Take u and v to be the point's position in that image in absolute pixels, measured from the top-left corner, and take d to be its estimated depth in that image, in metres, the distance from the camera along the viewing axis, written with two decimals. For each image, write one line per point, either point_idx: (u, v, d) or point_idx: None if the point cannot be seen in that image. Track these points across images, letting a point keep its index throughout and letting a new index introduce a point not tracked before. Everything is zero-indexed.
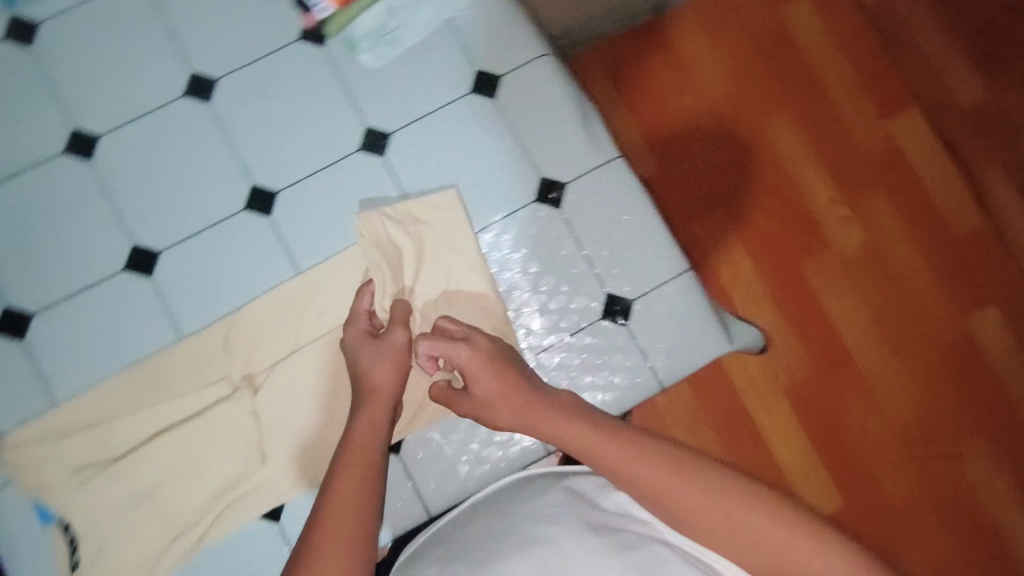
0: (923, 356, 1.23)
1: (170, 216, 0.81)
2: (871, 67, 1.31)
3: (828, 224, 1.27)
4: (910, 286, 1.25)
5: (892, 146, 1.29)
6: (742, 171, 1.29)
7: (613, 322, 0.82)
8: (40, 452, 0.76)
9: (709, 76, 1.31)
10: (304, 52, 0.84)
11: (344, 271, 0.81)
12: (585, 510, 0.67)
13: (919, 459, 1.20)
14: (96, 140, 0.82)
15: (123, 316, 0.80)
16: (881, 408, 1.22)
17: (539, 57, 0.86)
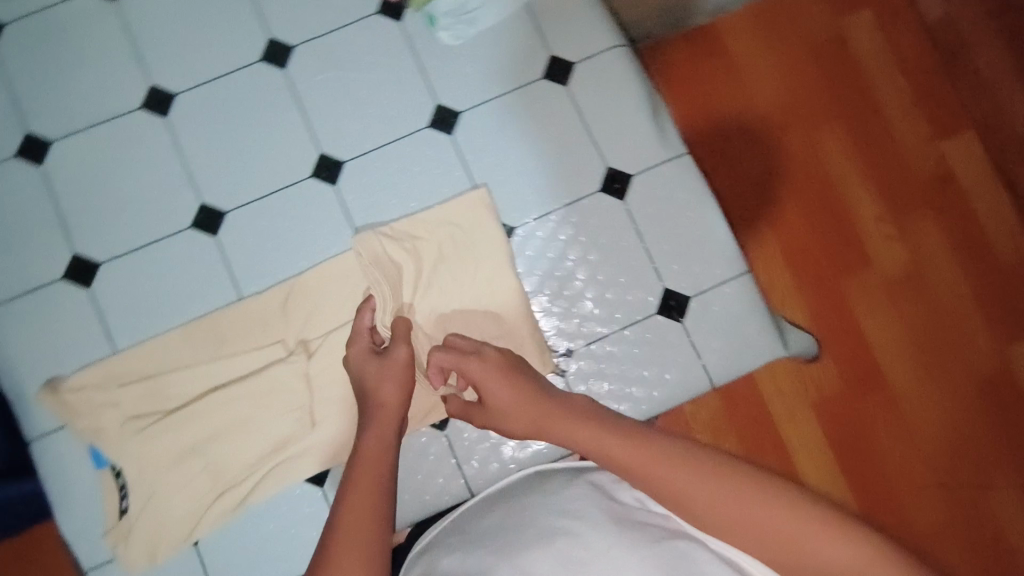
0: (960, 387, 1.14)
1: (237, 178, 0.82)
2: (928, 82, 1.22)
3: (871, 243, 1.17)
4: (951, 311, 1.17)
5: (943, 166, 1.21)
6: (785, 181, 1.20)
7: (668, 317, 0.82)
8: (98, 398, 0.77)
9: (758, 78, 1.21)
10: (382, 26, 0.84)
11: (346, 280, 0.80)
12: (606, 504, 0.63)
13: (950, 496, 1.12)
14: (172, 97, 0.83)
15: (186, 272, 0.80)
16: (914, 441, 1.13)
17: (614, 47, 0.85)
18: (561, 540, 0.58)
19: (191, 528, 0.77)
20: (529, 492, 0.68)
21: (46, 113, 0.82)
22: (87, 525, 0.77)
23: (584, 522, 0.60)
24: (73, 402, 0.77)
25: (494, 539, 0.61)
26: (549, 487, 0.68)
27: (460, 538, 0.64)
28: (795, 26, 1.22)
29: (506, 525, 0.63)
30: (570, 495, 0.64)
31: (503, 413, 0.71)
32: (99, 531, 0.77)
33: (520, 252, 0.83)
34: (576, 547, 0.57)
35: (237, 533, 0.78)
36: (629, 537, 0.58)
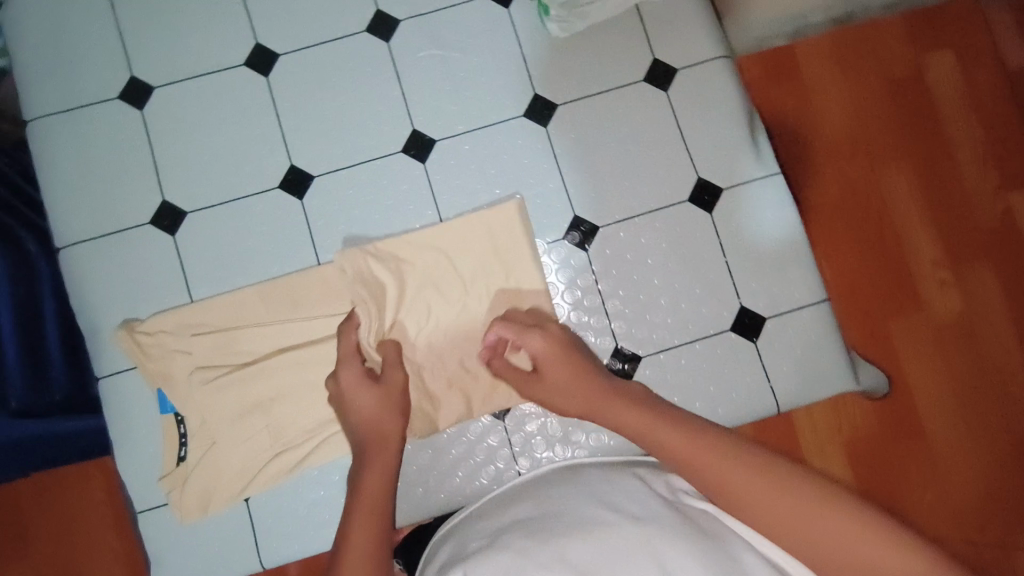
0: (1003, 453, 1.07)
1: (329, 144, 0.82)
2: (1002, 132, 1.15)
3: (927, 289, 1.10)
4: (1002, 373, 1.09)
5: (1010, 219, 1.13)
6: (849, 214, 1.11)
7: (742, 335, 0.81)
8: (172, 344, 0.78)
9: (833, 104, 1.12)
10: (489, 10, 0.85)
11: (327, 293, 0.80)
12: (647, 498, 0.61)
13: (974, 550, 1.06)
14: (275, 57, 0.83)
15: (268, 231, 0.81)
16: (946, 493, 1.06)
17: (718, 57, 0.84)
18: (600, 523, 0.57)
19: (245, 484, 0.78)
20: (565, 480, 0.69)
21: (151, 58, 0.83)
22: (145, 467, 0.78)
23: (625, 511, 0.59)
24: (147, 345, 0.78)
25: (528, 520, 0.62)
26: (585, 477, 0.68)
27: (490, 520, 0.66)
28: (875, 57, 1.13)
29: (541, 508, 0.64)
30: (608, 485, 0.65)
31: (560, 388, 0.72)
32: (156, 475, 0.78)
33: (600, 250, 0.82)
34: (616, 530, 0.55)
35: (287, 495, 0.78)
36: (672, 525, 0.55)
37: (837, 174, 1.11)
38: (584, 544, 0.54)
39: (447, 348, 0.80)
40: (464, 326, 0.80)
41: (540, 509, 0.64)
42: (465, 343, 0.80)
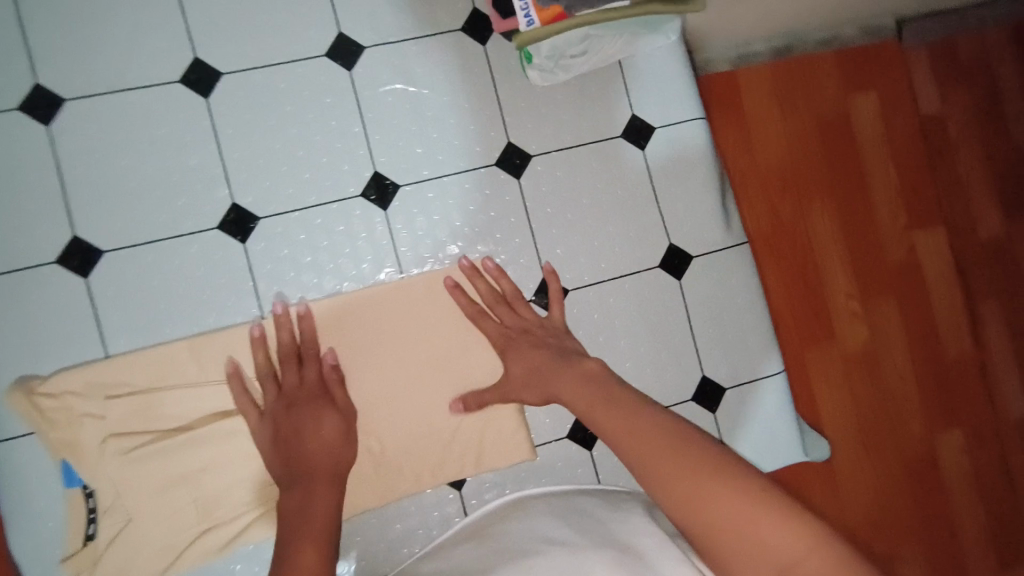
0: (893, 474, 1.16)
1: (277, 182, 0.74)
2: (922, 179, 1.22)
3: (839, 320, 1.14)
4: (897, 401, 1.17)
5: (914, 260, 1.21)
6: (780, 243, 1.13)
7: (702, 406, 0.81)
8: (81, 408, 0.67)
9: (772, 133, 1.13)
10: (463, 48, 0.78)
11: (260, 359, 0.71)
12: (589, 527, 0.60)
13: (901, 563, 1.17)
14: (217, 76, 0.73)
15: (202, 276, 0.71)
16: (844, 509, 1.12)
17: (695, 119, 0.83)
18: (536, 553, 0.56)
19: (167, 563, 0.69)
20: (509, 517, 0.67)
21: (63, 63, 0.70)
22: (45, 545, 0.68)
23: (566, 542, 0.57)
24: (50, 410, 0.67)
25: (472, 560, 0.60)
26: (531, 511, 0.67)
27: (435, 562, 0.64)
28: (808, 95, 1.14)
29: (483, 547, 0.62)
30: (554, 517, 0.64)
31: (528, 373, 0.68)
32: (59, 555, 0.68)
33: (571, 312, 0.79)
34: (553, 558, 0.54)
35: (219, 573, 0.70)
36: (610, 552, 0.54)
37: (774, 203, 1.12)
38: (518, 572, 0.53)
39: (404, 415, 0.74)
40: (422, 388, 0.75)
41: (485, 547, 0.62)
42: (423, 406, 0.75)
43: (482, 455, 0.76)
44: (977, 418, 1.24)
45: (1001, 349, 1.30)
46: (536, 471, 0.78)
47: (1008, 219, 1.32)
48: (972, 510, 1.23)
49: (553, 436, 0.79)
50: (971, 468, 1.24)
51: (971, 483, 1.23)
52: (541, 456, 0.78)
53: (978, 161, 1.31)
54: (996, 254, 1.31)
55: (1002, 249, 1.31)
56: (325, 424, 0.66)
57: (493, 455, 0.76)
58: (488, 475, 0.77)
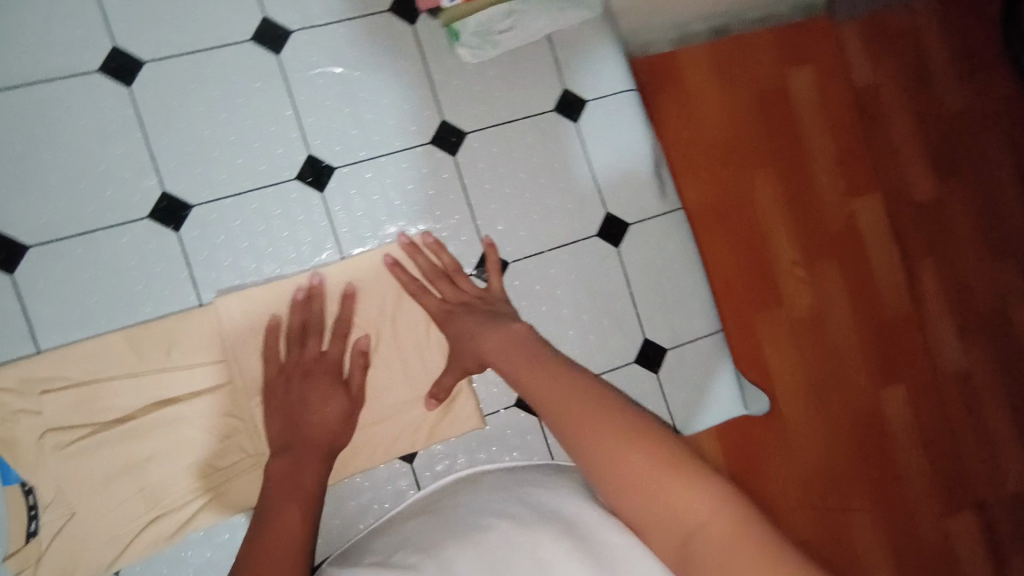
0: (841, 430, 1.22)
1: (209, 168, 0.73)
2: (851, 148, 1.28)
3: (785, 285, 1.18)
4: (842, 359, 1.23)
5: (852, 225, 1.27)
6: (725, 215, 1.17)
7: (644, 367, 0.84)
8: (16, 404, 0.66)
9: (712, 110, 1.17)
10: (393, 28, 0.79)
11: (200, 345, 0.71)
12: (534, 501, 0.62)
13: (851, 512, 1.23)
14: (140, 64, 0.72)
15: (136, 267, 0.71)
16: (796, 464, 1.17)
17: (626, 91, 0.85)
18: (486, 529, 0.57)
19: (115, 554, 0.68)
20: (462, 495, 0.68)
21: None
22: None
23: (511, 513, 0.59)
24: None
25: (423, 537, 0.60)
26: (482, 488, 0.67)
27: (387, 537, 0.65)
28: (746, 68, 1.19)
29: (433, 525, 0.62)
30: (503, 493, 0.64)
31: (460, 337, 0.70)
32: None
33: (512, 283, 0.80)
34: (501, 532, 0.56)
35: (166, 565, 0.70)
36: (553, 523, 0.57)
37: (717, 177, 1.17)
38: (471, 550, 0.55)
39: None
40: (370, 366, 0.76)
41: (436, 523, 0.62)
42: (370, 384, 0.75)
43: (434, 428, 0.77)
44: (919, 372, 1.31)
45: (937, 302, 1.37)
46: (487, 440, 0.80)
47: (939, 180, 1.40)
48: (917, 460, 1.30)
49: (502, 405, 0.81)
50: (915, 420, 1.31)
51: (915, 433, 1.30)
52: (490, 425, 0.80)
53: (909, 125, 1.39)
54: (935, 214, 1.39)
55: (933, 211, 1.39)
56: (327, 399, 0.69)
57: (444, 427, 0.77)
58: (438, 447, 0.79)
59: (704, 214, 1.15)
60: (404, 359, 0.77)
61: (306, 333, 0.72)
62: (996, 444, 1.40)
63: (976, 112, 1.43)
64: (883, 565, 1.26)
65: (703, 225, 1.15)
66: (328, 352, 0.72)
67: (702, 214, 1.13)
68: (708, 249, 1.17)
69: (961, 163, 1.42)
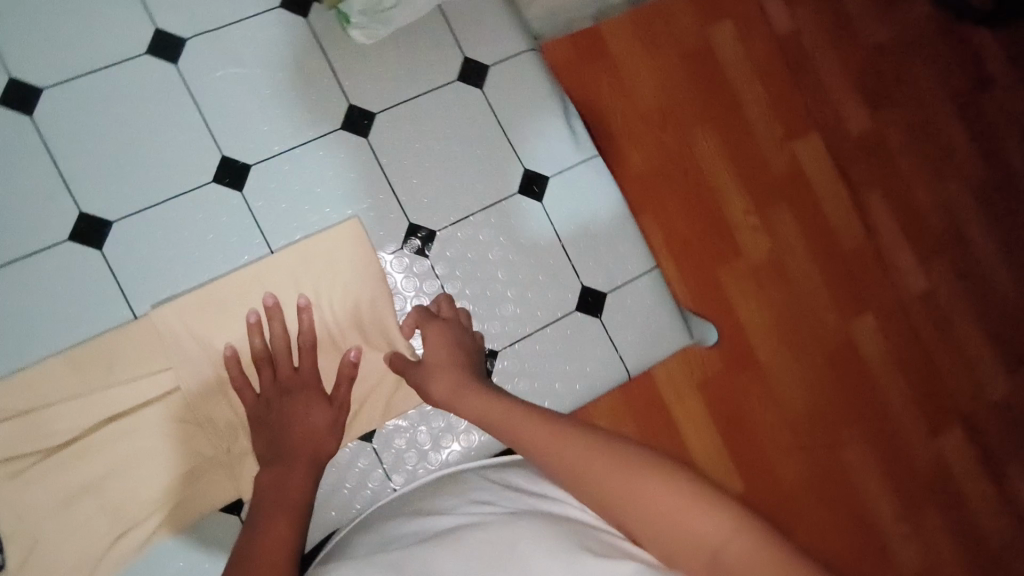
0: (817, 366, 1.27)
1: (123, 184, 0.74)
2: (782, 95, 1.30)
3: (740, 233, 1.23)
4: (807, 297, 1.29)
5: (795, 168, 1.30)
6: (666, 177, 1.24)
7: (586, 314, 0.86)
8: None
9: (639, 79, 1.23)
10: (286, 22, 0.80)
11: (139, 358, 0.72)
12: (517, 496, 0.63)
13: (838, 443, 1.28)
14: (38, 91, 0.73)
15: (66, 291, 0.72)
16: (777, 403, 1.23)
17: (525, 52, 0.87)
18: (467, 527, 0.57)
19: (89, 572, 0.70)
20: (443, 493, 0.67)
21: None
22: None
23: (494, 514, 0.59)
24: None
25: (411, 532, 0.60)
26: (467, 487, 0.67)
27: (375, 532, 0.65)
28: (668, 31, 1.23)
29: (419, 521, 0.62)
30: (488, 490, 0.65)
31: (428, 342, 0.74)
32: None
33: (443, 254, 0.82)
34: (487, 530, 0.56)
35: None
36: (536, 519, 0.57)
37: (654, 140, 1.23)
38: (455, 552, 0.54)
39: None
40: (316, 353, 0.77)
41: (424, 520, 0.62)
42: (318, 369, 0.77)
43: (390, 404, 0.79)
44: (885, 300, 1.36)
45: (890, 229, 1.42)
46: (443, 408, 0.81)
47: (872, 110, 1.45)
48: (898, 385, 1.34)
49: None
50: (890, 348, 1.35)
51: (892, 359, 1.34)
52: None
53: (835, 65, 1.44)
54: (874, 144, 1.44)
55: (872, 141, 1.44)
56: (310, 408, 0.70)
57: (396, 399, 0.79)
58: (396, 423, 0.80)
59: (648, 178, 1.21)
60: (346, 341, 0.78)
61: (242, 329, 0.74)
62: (971, 354, 1.43)
63: (895, 42, 1.49)
64: (880, 491, 1.30)
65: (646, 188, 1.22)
66: (302, 367, 0.73)
67: (644, 178, 1.19)
68: (655, 209, 1.23)
69: (891, 92, 1.47)
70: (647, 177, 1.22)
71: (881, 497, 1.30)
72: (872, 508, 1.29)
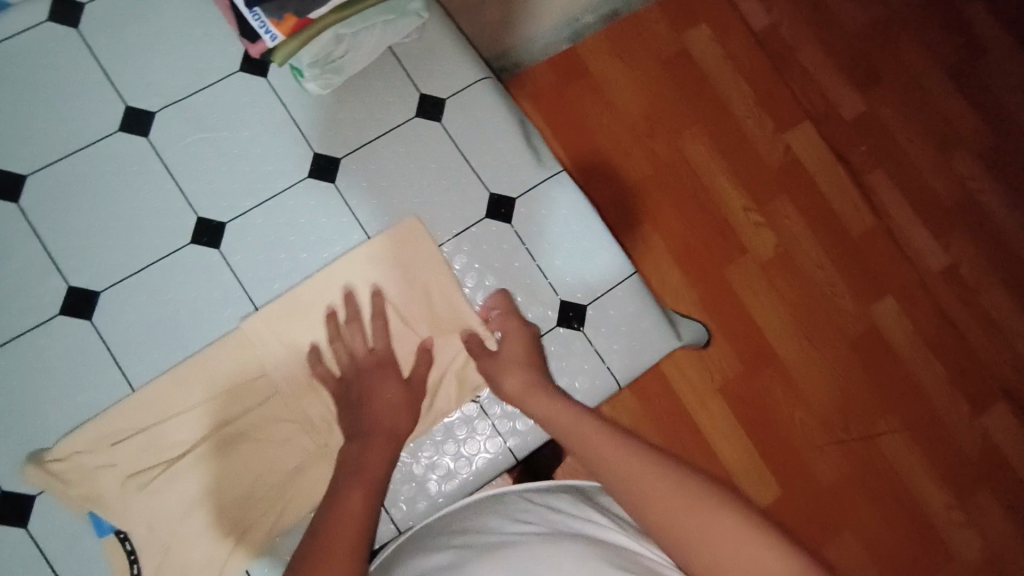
0: (838, 349, 1.39)
1: (111, 256, 0.79)
2: (767, 89, 1.48)
3: (744, 231, 1.41)
4: (823, 288, 1.42)
5: (791, 155, 1.46)
6: (663, 181, 1.41)
7: (569, 328, 0.86)
8: (92, 461, 0.74)
9: (627, 99, 1.43)
10: (245, 82, 0.84)
11: (229, 367, 0.78)
12: (559, 518, 0.63)
13: (875, 433, 1.37)
14: (23, 180, 0.78)
15: (71, 368, 0.77)
16: (803, 394, 1.37)
17: (480, 80, 0.90)
18: (511, 544, 0.58)
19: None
20: (486, 513, 0.68)
21: None
22: None
23: (538, 533, 0.60)
24: (63, 471, 0.74)
25: (454, 546, 0.61)
26: (508, 508, 0.68)
27: (423, 547, 0.65)
28: (644, 45, 1.45)
29: (462, 537, 0.63)
30: (530, 512, 0.66)
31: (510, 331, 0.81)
32: None
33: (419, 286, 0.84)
34: (529, 549, 0.56)
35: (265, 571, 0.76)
36: (580, 540, 0.57)
37: (648, 148, 1.42)
38: (498, 564, 0.54)
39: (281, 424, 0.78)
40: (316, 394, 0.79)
41: (469, 536, 0.63)
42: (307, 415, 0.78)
43: None
44: (901, 278, 1.45)
45: (898, 207, 1.49)
46: (437, 436, 0.82)
47: (862, 91, 1.53)
48: (927, 362, 1.42)
49: (457, 405, 0.82)
50: (912, 325, 1.44)
51: (919, 337, 1.43)
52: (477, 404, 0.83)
53: (819, 55, 1.53)
54: (871, 122, 1.52)
55: (867, 122, 1.51)
56: (379, 390, 0.76)
57: None
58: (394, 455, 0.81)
59: (651, 184, 1.41)
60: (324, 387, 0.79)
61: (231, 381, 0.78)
62: (997, 317, 1.47)
63: (878, 23, 1.56)
64: (922, 476, 1.37)
65: (652, 197, 1.40)
66: (376, 348, 0.80)
67: (637, 194, 1.40)
68: (656, 205, 1.40)
69: (880, 72, 1.54)
70: (651, 184, 1.41)
71: (922, 475, 1.37)
72: (914, 491, 1.36)
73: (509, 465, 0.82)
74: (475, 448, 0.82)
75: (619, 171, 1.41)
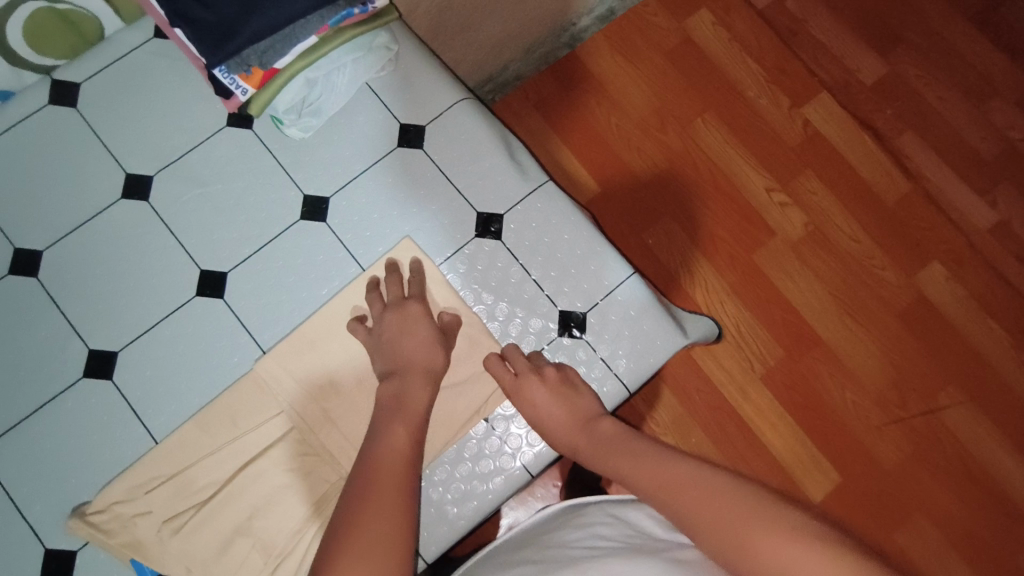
0: (886, 324, 1.33)
1: (124, 316, 0.83)
2: (779, 64, 1.43)
3: (768, 212, 1.37)
4: (860, 260, 1.35)
5: (810, 129, 1.41)
6: (678, 172, 1.38)
7: (571, 337, 0.85)
8: (131, 510, 0.78)
9: (632, 94, 1.41)
10: (232, 135, 0.88)
11: (249, 407, 0.81)
12: (637, 535, 0.64)
13: (936, 408, 1.30)
14: (41, 255, 0.84)
15: (96, 426, 0.81)
16: (851, 373, 1.30)
17: (458, 103, 0.91)
18: (588, 558, 0.59)
19: None
20: (567, 526, 0.69)
21: None
22: None
23: (613, 550, 0.60)
24: (104, 522, 0.77)
25: (536, 559, 0.63)
26: (589, 521, 0.69)
27: (505, 558, 0.67)
28: (646, 40, 1.44)
29: (544, 550, 0.64)
30: (611, 526, 0.66)
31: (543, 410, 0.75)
32: None
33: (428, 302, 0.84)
34: (605, 564, 0.57)
35: None
36: (655, 557, 0.57)
37: (658, 142, 1.39)
38: None
39: (303, 458, 0.80)
40: (333, 425, 0.80)
41: (548, 550, 0.65)
42: (323, 448, 0.80)
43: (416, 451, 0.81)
44: (948, 242, 1.37)
45: (936, 169, 1.41)
46: (454, 458, 0.81)
47: (883, 55, 1.46)
48: (987, 327, 1.34)
49: (468, 428, 0.82)
50: (966, 290, 1.35)
51: (973, 302, 1.35)
52: (490, 416, 0.83)
53: (830, 22, 1.47)
54: (896, 85, 1.45)
55: (891, 85, 1.45)
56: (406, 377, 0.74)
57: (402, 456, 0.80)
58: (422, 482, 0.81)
59: (664, 176, 1.38)
60: (339, 418, 0.80)
61: (249, 421, 0.81)
62: None
63: None
64: (994, 450, 1.29)
65: (666, 190, 1.38)
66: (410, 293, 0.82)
67: (651, 191, 1.38)
68: (672, 198, 1.37)
69: (900, 30, 1.47)
70: (664, 176, 1.38)
71: (995, 447, 1.29)
72: (988, 466, 1.28)
73: (525, 480, 0.82)
74: (490, 467, 0.82)
75: (630, 168, 1.39)
